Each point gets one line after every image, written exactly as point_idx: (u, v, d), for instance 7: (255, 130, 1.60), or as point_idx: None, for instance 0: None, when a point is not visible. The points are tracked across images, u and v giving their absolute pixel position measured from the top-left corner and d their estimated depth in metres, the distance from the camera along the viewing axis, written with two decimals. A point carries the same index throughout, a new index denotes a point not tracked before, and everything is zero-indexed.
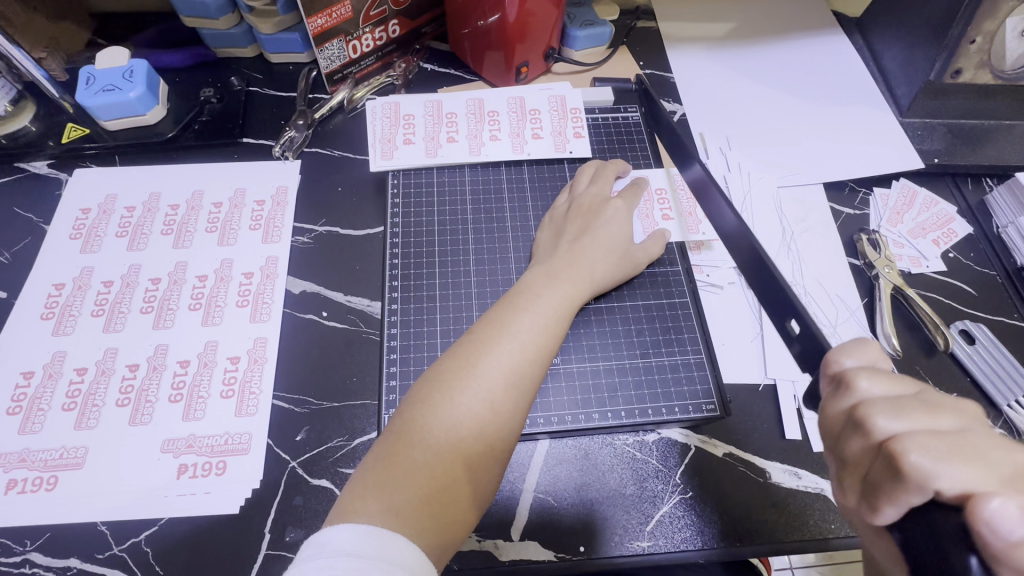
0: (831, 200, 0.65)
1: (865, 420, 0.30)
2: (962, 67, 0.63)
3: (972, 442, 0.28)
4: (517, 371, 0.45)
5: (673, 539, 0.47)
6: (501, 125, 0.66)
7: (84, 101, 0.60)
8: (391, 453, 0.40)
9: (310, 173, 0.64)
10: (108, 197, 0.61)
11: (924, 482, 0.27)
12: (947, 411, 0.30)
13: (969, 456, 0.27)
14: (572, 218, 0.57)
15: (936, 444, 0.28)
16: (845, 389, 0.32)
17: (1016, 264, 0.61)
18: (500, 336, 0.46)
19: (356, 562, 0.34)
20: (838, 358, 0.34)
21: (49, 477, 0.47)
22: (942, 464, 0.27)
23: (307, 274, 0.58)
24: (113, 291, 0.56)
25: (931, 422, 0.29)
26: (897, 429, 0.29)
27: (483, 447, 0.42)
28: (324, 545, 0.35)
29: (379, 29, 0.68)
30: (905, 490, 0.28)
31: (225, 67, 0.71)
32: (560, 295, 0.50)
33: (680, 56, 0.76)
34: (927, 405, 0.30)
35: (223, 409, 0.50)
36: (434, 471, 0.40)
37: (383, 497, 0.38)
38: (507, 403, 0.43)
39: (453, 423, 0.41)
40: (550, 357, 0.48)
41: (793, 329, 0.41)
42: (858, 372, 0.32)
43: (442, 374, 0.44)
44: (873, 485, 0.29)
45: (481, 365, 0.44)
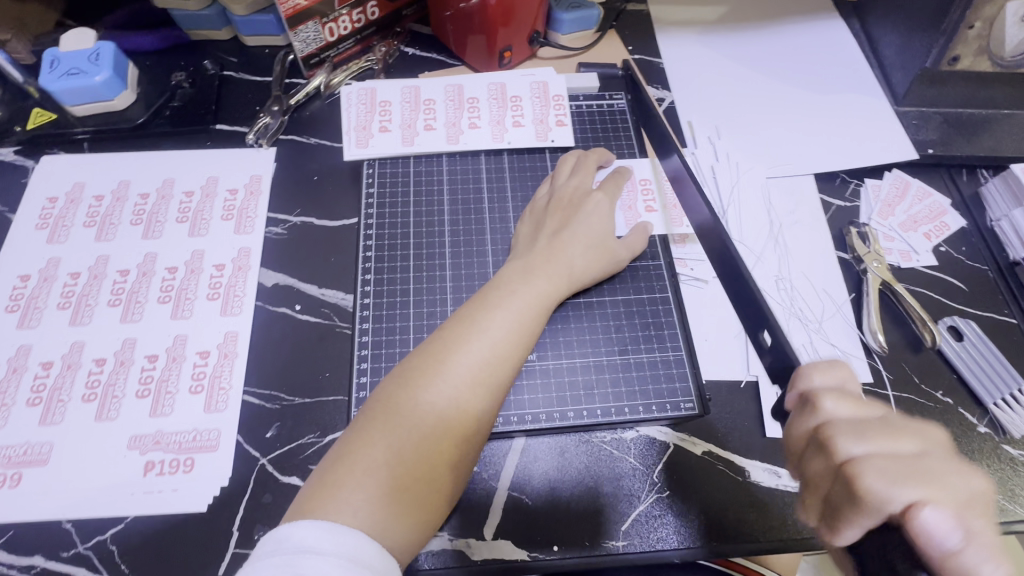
0: (821, 191, 0.63)
1: (830, 441, 0.32)
2: (960, 54, 0.61)
3: (926, 465, 0.30)
4: (488, 369, 0.43)
5: (648, 538, 0.46)
6: (481, 112, 0.64)
7: (47, 85, 0.58)
8: (354, 450, 0.39)
9: (284, 162, 0.62)
10: (76, 185, 0.59)
11: (881, 504, 0.29)
12: (908, 434, 0.32)
13: (922, 478, 0.29)
14: (552, 210, 0.55)
15: (891, 469, 0.30)
16: (812, 409, 0.34)
17: (1009, 259, 0.59)
18: (471, 332, 0.45)
19: (314, 560, 0.33)
20: (803, 379, 0.36)
21: (13, 474, 0.46)
22: (894, 487, 0.29)
23: (280, 266, 0.56)
24: (80, 283, 0.54)
25: (890, 446, 0.32)
26: (857, 451, 0.31)
27: (449, 446, 0.41)
28: (283, 542, 0.34)
29: (356, 11, 0.65)
30: (859, 512, 0.30)
31: (198, 49, 0.69)
32: (536, 290, 0.49)
33: (671, 41, 0.73)
34: (888, 429, 0.32)
35: (192, 404, 0.49)
36: (397, 470, 0.39)
37: (344, 495, 0.37)
38: (476, 402, 0.42)
39: (418, 421, 0.40)
40: (524, 354, 0.47)
41: (765, 340, 0.42)
42: (824, 394, 0.34)
43: (410, 371, 0.43)
44: (832, 504, 0.31)
45: (450, 362, 0.43)
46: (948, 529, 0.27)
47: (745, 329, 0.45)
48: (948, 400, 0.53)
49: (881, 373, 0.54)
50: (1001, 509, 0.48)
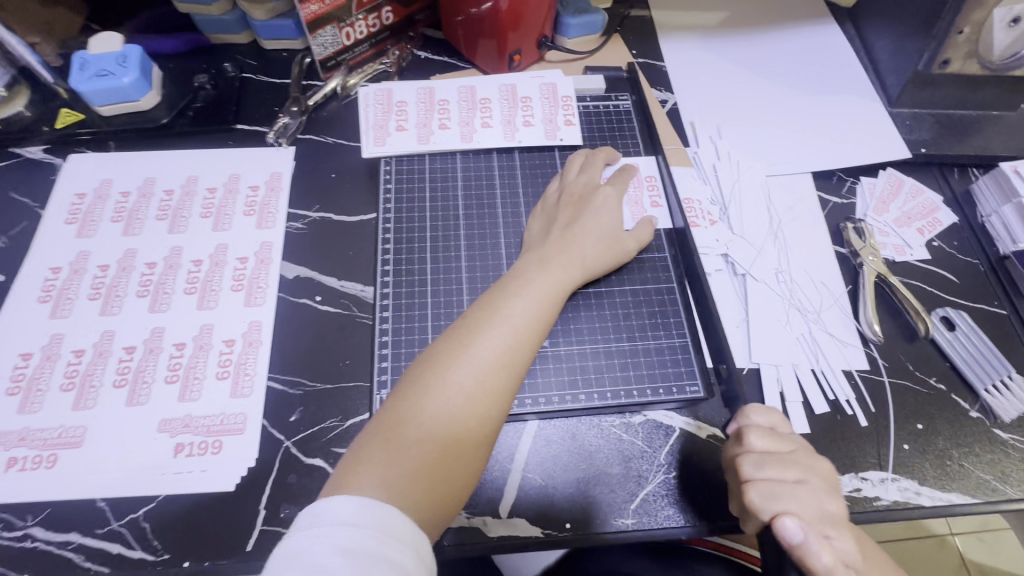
0: (819, 188, 0.66)
1: (739, 468, 0.45)
2: (950, 57, 0.64)
3: (796, 488, 0.44)
4: (509, 353, 0.46)
5: (657, 516, 0.48)
6: (492, 112, 0.66)
7: (77, 86, 0.60)
8: (384, 430, 0.42)
9: (303, 160, 0.65)
10: (104, 181, 0.62)
11: (756, 510, 0.44)
12: (797, 467, 0.45)
13: (790, 497, 0.44)
14: (564, 206, 0.58)
15: (773, 489, 0.44)
16: (738, 442, 0.47)
17: (998, 253, 0.62)
18: (492, 319, 0.47)
19: (350, 531, 0.35)
20: (741, 418, 0.48)
21: (49, 455, 0.48)
22: (767, 501, 0.44)
23: (301, 259, 0.59)
24: (109, 274, 0.57)
25: (782, 473, 0.45)
26: (757, 474, 0.45)
27: (473, 425, 0.43)
28: (319, 515, 0.36)
29: (372, 15, 0.68)
30: (750, 516, 0.45)
31: (218, 52, 0.71)
32: (552, 280, 0.51)
33: (673, 45, 0.76)
34: (783, 460, 0.45)
35: (218, 389, 0.51)
36: (425, 449, 0.41)
37: (376, 472, 0.40)
38: (499, 383, 0.45)
39: (444, 402, 0.43)
40: (541, 341, 0.49)
41: (722, 370, 0.54)
42: (751, 431, 0.47)
43: (436, 355, 0.45)
44: (738, 507, 0.47)
45: (474, 346, 0.45)
46: (797, 531, 0.42)
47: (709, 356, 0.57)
48: (941, 386, 0.55)
49: (877, 361, 0.56)
50: (992, 489, 0.51)
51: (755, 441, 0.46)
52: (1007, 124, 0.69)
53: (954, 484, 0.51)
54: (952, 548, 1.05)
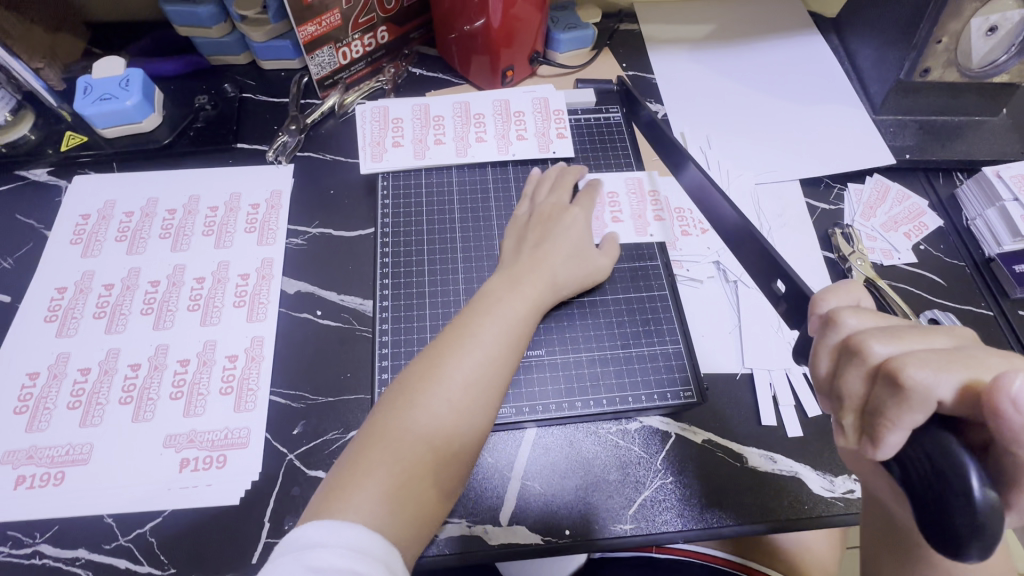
0: (806, 195, 0.68)
1: (863, 347, 0.31)
2: (930, 66, 0.65)
3: (967, 352, 0.30)
4: (480, 373, 0.47)
5: (655, 521, 0.49)
6: (486, 127, 0.68)
7: (81, 110, 0.62)
8: (357, 457, 0.43)
9: (302, 176, 0.66)
10: (107, 202, 0.63)
11: (927, 395, 0.28)
12: (937, 331, 0.32)
13: (966, 360, 0.29)
14: (535, 224, 0.59)
15: (934, 356, 0.29)
16: (833, 327, 0.33)
17: (984, 255, 0.63)
18: (463, 341, 0.48)
19: (324, 552, 0.36)
20: (817, 308, 0.38)
21: (56, 473, 0.49)
22: (942, 374, 0.28)
23: (302, 275, 0.60)
24: (114, 293, 0.58)
25: (925, 343, 0.31)
26: (891, 351, 0.31)
27: (446, 447, 0.44)
28: (295, 541, 0.37)
29: (368, 35, 0.70)
30: (910, 407, 0.29)
31: (218, 73, 0.73)
32: (524, 300, 0.52)
33: (662, 57, 0.78)
34: (915, 329, 0.32)
35: (222, 404, 0.52)
36: (399, 473, 0.42)
37: (352, 497, 0.40)
38: (471, 403, 0.46)
39: (417, 427, 0.44)
40: (514, 361, 0.50)
41: (779, 288, 0.48)
42: (843, 311, 0.34)
43: (408, 379, 0.46)
44: (874, 409, 0.31)
45: (445, 369, 0.46)
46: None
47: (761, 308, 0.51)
48: None
49: None
50: None
51: (852, 320, 0.33)
52: (989, 128, 0.71)
53: None
54: None
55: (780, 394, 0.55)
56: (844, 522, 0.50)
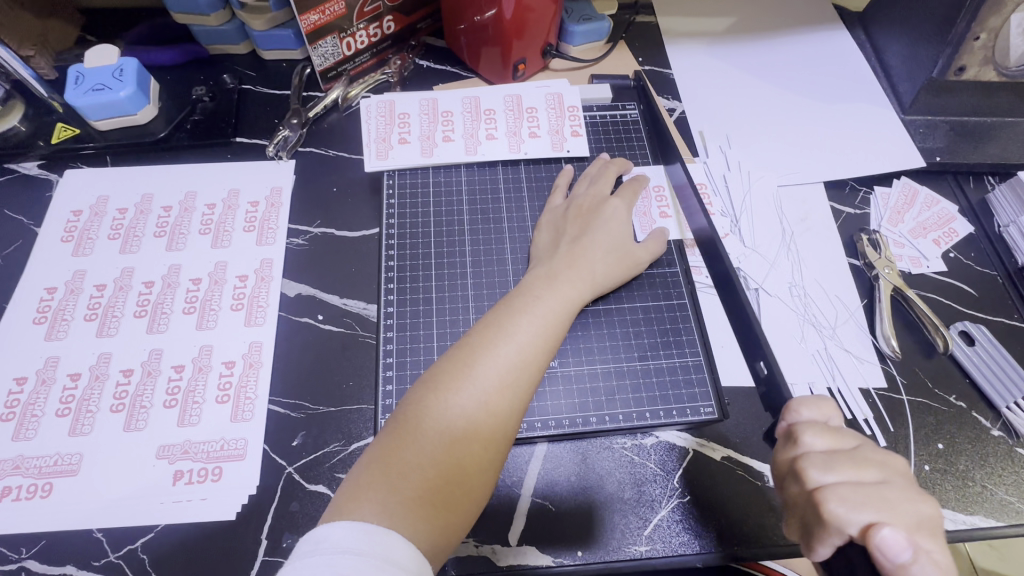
0: (831, 199, 0.65)
1: (804, 473, 0.37)
2: (966, 64, 0.62)
3: (882, 493, 0.36)
4: (514, 373, 0.44)
5: (671, 543, 0.47)
6: (497, 123, 0.65)
7: (72, 101, 0.59)
8: (386, 452, 0.41)
9: (304, 173, 0.63)
10: (100, 198, 0.60)
11: (841, 526, 0.35)
12: (873, 465, 0.37)
13: (879, 503, 0.35)
14: (570, 219, 0.56)
15: (854, 495, 0.35)
16: (792, 444, 0.40)
17: (1017, 264, 0.60)
18: (497, 338, 0.46)
19: (350, 559, 0.34)
20: (786, 417, 0.42)
21: (44, 485, 0.47)
22: (855, 511, 0.35)
23: (302, 277, 0.57)
24: (106, 294, 0.55)
25: (858, 474, 0.37)
26: (826, 480, 0.37)
27: (476, 447, 0.42)
28: (321, 542, 0.35)
29: (373, 25, 0.67)
30: (827, 533, 0.36)
31: (217, 63, 0.70)
32: (561, 296, 0.50)
33: (680, 52, 0.75)
34: (854, 460, 0.38)
35: (218, 413, 0.50)
36: (429, 472, 0.40)
37: (376, 498, 0.38)
38: (503, 405, 0.43)
39: (448, 425, 0.41)
40: (547, 361, 0.47)
41: (762, 370, 0.50)
42: (805, 430, 0.39)
43: (439, 375, 0.44)
44: (808, 523, 0.37)
45: (477, 367, 0.44)
46: (902, 547, 0.32)
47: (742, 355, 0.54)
48: (962, 403, 0.54)
49: (895, 379, 0.55)
50: (1016, 511, 0.49)
51: (812, 441, 0.39)
52: None
53: (977, 506, 0.49)
54: None
55: None
56: None
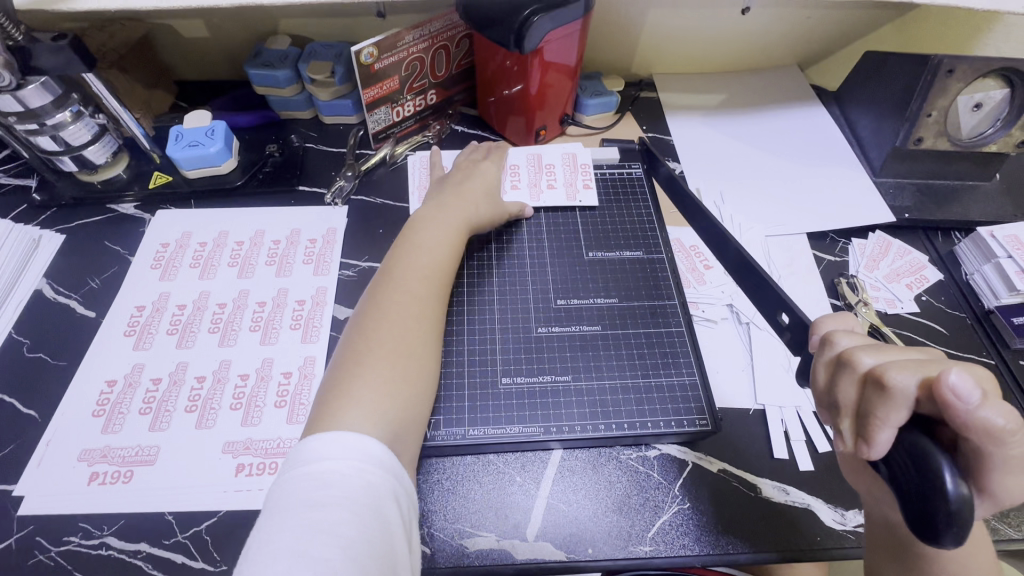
0: (813, 247, 0.73)
1: (853, 356, 0.38)
2: (923, 135, 0.72)
3: (936, 362, 0.36)
4: (424, 285, 0.58)
5: (673, 544, 0.52)
6: (522, 175, 0.76)
7: (172, 153, 0.71)
8: (344, 364, 0.51)
9: (355, 217, 0.74)
10: (184, 233, 0.71)
11: (906, 394, 0.35)
12: (916, 349, 0.38)
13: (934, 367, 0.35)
14: (439, 205, 0.68)
15: (910, 364, 0.36)
16: (829, 345, 0.41)
17: (984, 308, 0.68)
18: (405, 265, 0.59)
19: (326, 465, 0.42)
20: (818, 330, 0.45)
21: (126, 471, 0.54)
22: (914, 377, 0.35)
23: (351, 302, 0.66)
24: (185, 312, 0.65)
25: (906, 355, 0.38)
26: (876, 362, 0.37)
27: (410, 352, 0.52)
28: (300, 455, 0.43)
29: (419, 97, 0.80)
30: (891, 404, 0.35)
31: (286, 126, 0.83)
32: (441, 230, 0.63)
33: (679, 121, 0.87)
34: (898, 346, 0.39)
35: (276, 416, 0.58)
36: (380, 369, 0.50)
37: (341, 400, 0.48)
38: (421, 310, 0.56)
39: (387, 335, 0.52)
40: (450, 262, 0.61)
41: (784, 320, 0.53)
42: (839, 334, 0.41)
43: (374, 300, 0.56)
44: (867, 412, 0.36)
45: (395, 286, 0.57)
46: (971, 388, 0.32)
47: (764, 315, 0.56)
48: None
49: None
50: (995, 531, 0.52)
51: (845, 340, 0.40)
52: (983, 193, 0.77)
53: None
54: None
55: (792, 429, 0.58)
56: (855, 555, 0.52)
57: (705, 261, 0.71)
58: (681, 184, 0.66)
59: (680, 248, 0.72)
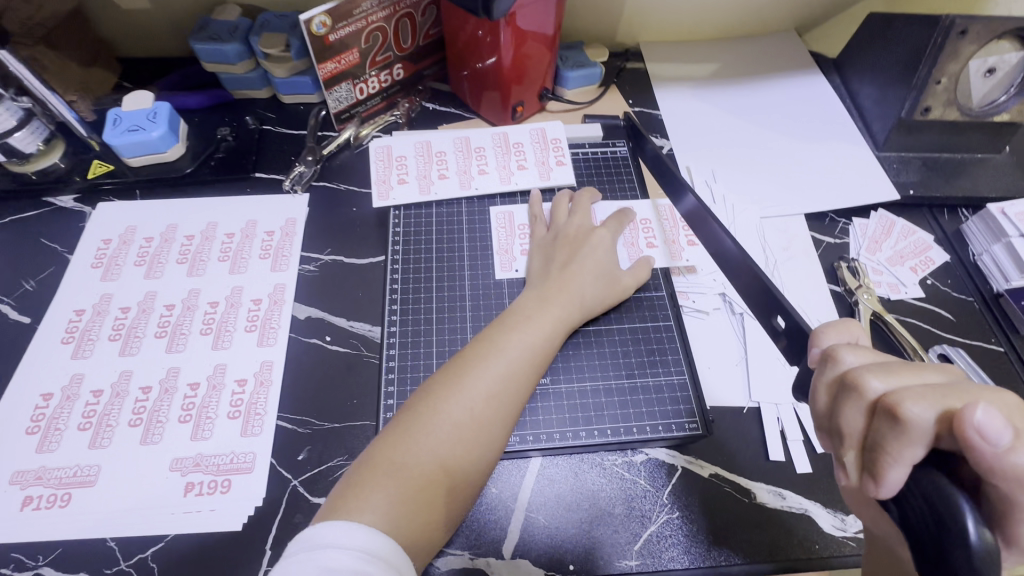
0: (811, 229, 0.68)
1: (859, 379, 0.33)
2: (931, 104, 0.67)
3: (956, 387, 0.31)
4: (502, 388, 0.48)
5: (661, 557, 0.48)
6: (488, 160, 0.70)
7: (109, 140, 0.65)
8: (375, 458, 0.44)
9: (317, 206, 0.68)
10: (128, 228, 0.65)
11: (924, 427, 0.30)
12: (928, 370, 0.33)
13: (956, 395, 0.30)
14: (560, 247, 0.60)
15: (928, 391, 0.31)
16: (831, 363, 0.36)
17: (992, 290, 0.63)
18: (489, 352, 0.49)
19: (339, 553, 0.36)
20: (817, 343, 0.39)
21: (63, 494, 0.49)
22: (934, 408, 0.30)
23: (313, 300, 0.61)
24: (129, 316, 0.59)
25: (919, 377, 0.33)
26: (887, 386, 0.32)
27: (461, 457, 0.45)
28: (311, 541, 0.37)
29: (384, 72, 0.73)
30: (908, 441, 0.30)
31: (240, 107, 0.76)
32: (540, 327, 0.52)
33: (668, 94, 0.80)
34: (910, 366, 0.34)
35: (229, 428, 0.53)
36: (416, 477, 0.43)
37: (370, 502, 0.41)
38: (488, 415, 0.46)
39: (439, 432, 0.44)
40: (541, 370, 0.51)
41: (780, 324, 0.48)
42: (842, 348, 0.36)
43: (434, 387, 0.48)
44: (878, 446, 0.32)
45: (468, 381, 0.47)
46: (999, 428, 0.27)
47: (760, 319, 0.51)
48: None
49: None
50: None
51: (852, 356, 0.35)
52: (992, 166, 0.71)
53: None
54: None
55: (788, 428, 0.54)
56: (856, 564, 0.48)
57: (690, 237, 0.65)
58: (664, 161, 0.61)
59: (669, 215, 0.67)
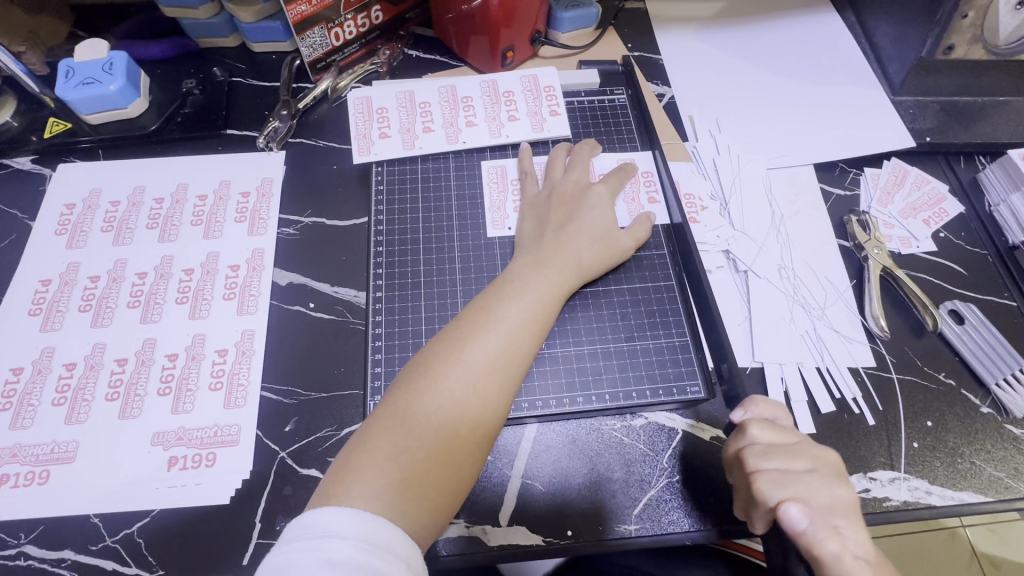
0: (820, 180, 0.65)
1: (744, 459, 0.42)
2: (955, 43, 0.62)
3: (803, 478, 0.42)
4: (503, 358, 0.45)
5: (661, 521, 0.47)
6: (476, 110, 0.65)
7: (62, 94, 0.59)
8: (371, 437, 0.41)
9: (294, 164, 0.64)
10: (93, 191, 0.61)
11: (766, 501, 0.41)
12: (803, 457, 0.43)
13: (796, 486, 0.41)
14: (555, 206, 0.57)
15: (781, 480, 0.41)
16: (740, 435, 0.44)
17: (1008, 243, 0.60)
18: (487, 321, 0.47)
19: (338, 543, 0.35)
20: (745, 407, 0.46)
21: (41, 471, 0.47)
22: (775, 489, 0.41)
23: (294, 266, 0.58)
24: (100, 285, 0.56)
25: (788, 463, 0.42)
26: (764, 466, 0.42)
27: (466, 435, 0.43)
28: (307, 527, 0.36)
29: (361, 15, 0.67)
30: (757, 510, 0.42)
31: (208, 57, 0.71)
32: (540, 293, 0.49)
33: (669, 37, 0.75)
34: (789, 453, 0.43)
35: (211, 400, 0.51)
36: (416, 454, 0.41)
37: (366, 482, 0.39)
38: (490, 387, 0.44)
39: (438, 408, 0.42)
40: (541, 338, 0.49)
41: (731, 363, 0.52)
42: (754, 423, 0.44)
43: (429, 359, 0.45)
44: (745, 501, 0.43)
45: (465, 352, 0.45)
46: (801, 518, 0.38)
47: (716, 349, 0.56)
48: (951, 382, 0.53)
49: (884, 358, 0.55)
50: (1005, 487, 0.49)
51: (757, 433, 0.43)
52: (1014, 109, 0.67)
53: (965, 483, 0.49)
54: (963, 541, 1.05)
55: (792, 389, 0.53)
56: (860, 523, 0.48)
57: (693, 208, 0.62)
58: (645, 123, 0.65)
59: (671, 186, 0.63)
